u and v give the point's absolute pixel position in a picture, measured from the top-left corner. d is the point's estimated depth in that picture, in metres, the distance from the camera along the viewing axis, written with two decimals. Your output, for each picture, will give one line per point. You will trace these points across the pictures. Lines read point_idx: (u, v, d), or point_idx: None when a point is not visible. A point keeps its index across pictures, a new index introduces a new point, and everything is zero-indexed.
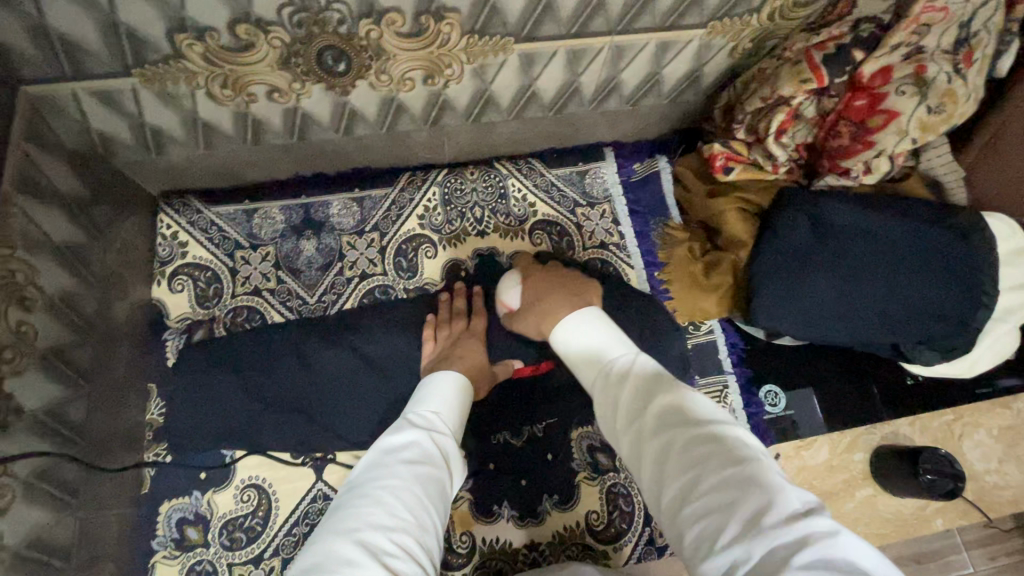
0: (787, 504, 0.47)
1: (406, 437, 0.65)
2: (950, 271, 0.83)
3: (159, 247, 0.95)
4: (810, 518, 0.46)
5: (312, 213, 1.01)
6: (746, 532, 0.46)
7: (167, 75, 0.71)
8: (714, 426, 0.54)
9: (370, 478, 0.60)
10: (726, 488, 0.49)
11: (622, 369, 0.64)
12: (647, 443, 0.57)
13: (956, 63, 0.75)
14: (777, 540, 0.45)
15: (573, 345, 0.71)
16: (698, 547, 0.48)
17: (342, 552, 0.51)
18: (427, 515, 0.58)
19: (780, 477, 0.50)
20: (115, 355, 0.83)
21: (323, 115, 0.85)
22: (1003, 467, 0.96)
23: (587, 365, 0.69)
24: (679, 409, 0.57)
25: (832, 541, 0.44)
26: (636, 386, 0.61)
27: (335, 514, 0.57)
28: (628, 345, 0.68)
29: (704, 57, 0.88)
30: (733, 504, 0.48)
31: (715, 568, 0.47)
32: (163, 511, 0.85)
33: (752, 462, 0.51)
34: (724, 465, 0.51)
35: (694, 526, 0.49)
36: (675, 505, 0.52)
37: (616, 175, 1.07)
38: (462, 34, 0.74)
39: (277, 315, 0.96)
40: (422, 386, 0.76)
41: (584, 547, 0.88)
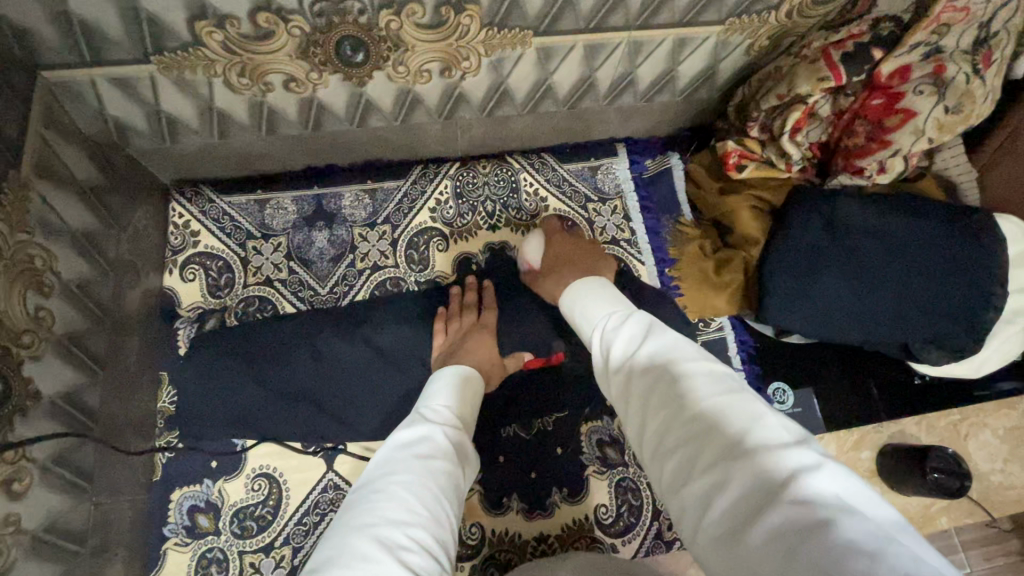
0: (770, 435, 0.44)
1: (417, 433, 0.65)
2: (962, 270, 0.84)
3: (171, 236, 0.95)
4: (793, 447, 0.43)
5: (324, 204, 1.01)
6: (722, 462, 0.44)
7: (186, 62, 0.71)
8: (698, 364, 0.52)
9: (383, 474, 0.60)
10: (704, 419, 0.47)
11: (615, 324, 0.65)
12: (632, 386, 0.56)
13: (975, 64, 0.75)
14: (755, 469, 0.42)
15: (576, 308, 0.74)
16: (678, 481, 0.47)
17: (358, 548, 0.51)
18: (441, 508, 0.58)
19: (764, 409, 0.47)
20: (129, 343, 0.83)
21: (338, 106, 0.85)
22: (1008, 468, 0.97)
23: (586, 323, 0.70)
24: (663, 352, 0.56)
25: (816, 471, 0.41)
26: (625, 334, 0.61)
27: (349, 511, 0.57)
28: (627, 305, 0.69)
29: (721, 54, 0.88)
30: (709, 434, 0.46)
31: (691, 502, 0.45)
32: (175, 499, 0.85)
33: (733, 394, 0.49)
34: (703, 398, 0.49)
35: (674, 461, 0.48)
36: (657, 447, 0.51)
37: (627, 171, 1.07)
38: (482, 26, 0.74)
39: (288, 305, 0.96)
40: (432, 382, 0.77)
41: (593, 539, 0.88)
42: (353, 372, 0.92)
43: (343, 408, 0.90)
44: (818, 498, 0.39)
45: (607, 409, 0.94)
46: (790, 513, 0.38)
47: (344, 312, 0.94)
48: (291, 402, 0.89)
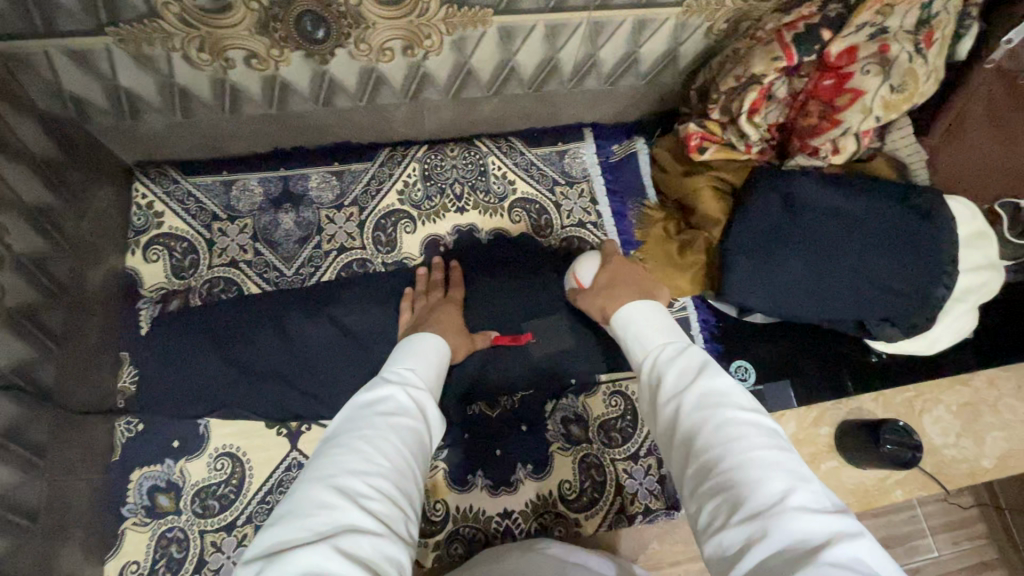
0: (816, 503, 0.48)
1: (381, 392, 0.66)
2: (913, 249, 0.87)
3: (134, 216, 0.94)
4: (834, 516, 0.47)
5: (290, 186, 1.00)
6: (765, 514, 0.47)
7: (143, 35, 0.71)
8: (750, 417, 0.55)
9: (345, 430, 0.61)
10: (749, 470, 0.50)
11: (667, 352, 0.66)
12: (677, 421, 0.59)
13: (918, 43, 0.78)
14: (797, 530, 0.45)
15: (625, 325, 0.74)
16: (714, 521, 0.50)
17: (318, 495, 0.52)
18: (406, 462, 0.59)
19: (806, 471, 0.51)
20: (88, 322, 0.82)
21: (302, 85, 0.86)
22: (961, 442, 1.00)
23: (634, 344, 0.72)
24: (717, 394, 0.58)
25: (853, 540, 0.45)
26: (674, 367, 0.64)
27: (314, 461, 0.57)
28: (678, 331, 0.71)
29: (680, 37, 0.90)
30: (754, 485, 0.49)
31: (727, 544, 0.48)
32: (134, 479, 0.84)
33: (779, 452, 0.52)
34: (750, 450, 0.52)
35: (711, 502, 0.51)
36: (695, 482, 0.54)
37: (594, 156, 1.09)
38: (441, 4, 0.74)
39: (253, 286, 0.95)
40: (400, 346, 0.78)
41: (557, 515, 0.89)
42: (318, 352, 0.92)
43: (308, 387, 0.90)
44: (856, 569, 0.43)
45: (572, 387, 0.95)
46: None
47: (310, 292, 0.94)
48: (255, 382, 0.89)
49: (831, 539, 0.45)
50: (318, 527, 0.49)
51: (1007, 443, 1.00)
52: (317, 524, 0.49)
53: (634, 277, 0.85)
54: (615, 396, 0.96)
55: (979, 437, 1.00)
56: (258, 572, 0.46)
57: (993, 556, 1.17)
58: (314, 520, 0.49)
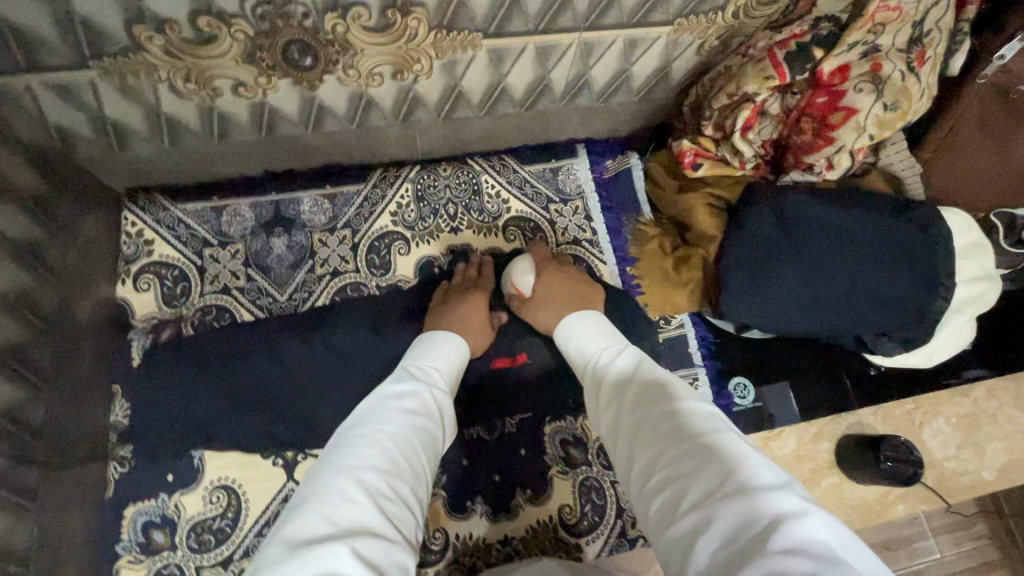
0: (755, 476, 0.48)
1: (408, 389, 0.68)
2: (909, 265, 0.86)
3: (124, 245, 0.93)
4: (779, 492, 0.46)
5: (282, 210, 0.99)
6: (708, 500, 0.47)
7: (127, 67, 0.69)
8: (686, 404, 0.57)
9: (370, 421, 0.62)
10: (693, 458, 0.51)
11: (608, 361, 0.70)
12: (623, 421, 0.61)
13: (910, 62, 0.78)
14: (740, 512, 0.45)
15: (569, 341, 0.79)
16: (664, 516, 0.50)
17: (339, 486, 0.53)
18: (420, 463, 0.61)
19: (751, 452, 0.51)
20: (79, 354, 0.80)
21: (291, 110, 0.85)
22: (961, 454, 1.00)
23: (578, 356, 0.76)
24: (654, 390, 0.60)
25: (799, 517, 0.44)
26: (619, 373, 0.67)
27: (334, 452, 0.59)
28: (619, 339, 0.75)
29: (672, 55, 0.89)
30: (696, 470, 0.50)
31: (678, 536, 0.48)
32: (128, 515, 0.83)
33: (720, 435, 0.52)
34: (692, 437, 0.52)
35: (661, 496, 0.51)
36: (643, 480, 0.55)
37: (588, 171, 1.08)
38: (430, 28, 0.73)
39: (247, 313, 0.94)
40: (422, 341, 0.81)
41: (557, 540, 0.88)
42: (314, 379, 0.91)
43: (304, 415, 0.90)
44: (801, 548, 0.41)
45: (570, 409, 0.94)
46: (780, 558, 0.40)
47: (303, 319, 0.93)
48: (250, 413, 0.88)
49: (775, 517, 0.44)
50: (338, 522, 0.50)
51: (1007, 454, 1.01)
52: (338, 518, 0.50)
53: (573, 287, 0.87)
54: None
55: (979, 448, 1.00)
56: (280, 556, 0.47)
57: (997, 559, 1.17)
58: (335, 513, 0.51)
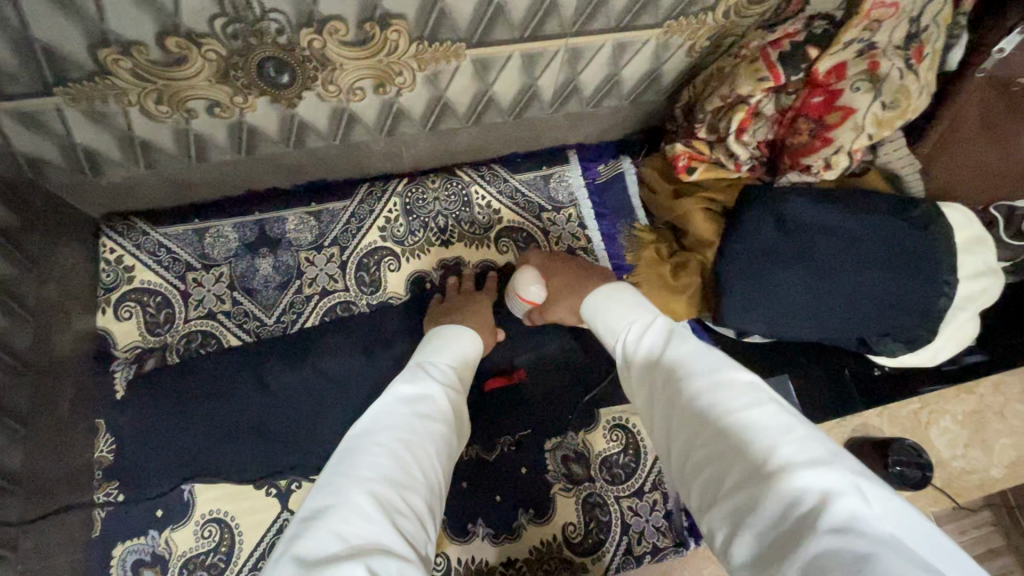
0: (803, 452, 0.42)
1: (420, 390, 0.65)
2: (912, 265, 0.84)
3: (102, 273, 0.90)
4: (828, 469, 0.40)
5: (266, 229, 0.96)
6: (751, 480, 0.42)
7: (94, 92, 0.66)
8: (723, 373, 0.51)
9: (380, 426, 0.59)
10: (733, 434, 0.45)
11: (635, 331, 0.66)
12: (656, 395, 0.56)
13: (908, 59, 0.76)
14: (786, 491, 0.40)
15: (596, 316, 0.75)
16: (705, 497, 0.46)
17: (352, 499, 0.49)
18: (434, 472, 0.57)
19: (795, 422, 0.45)
20: (58, 392, 0.77)
21: (271, 128, 0.81)
22: (969, 452, 0.99)
23: (606, 329, 0.72)
24: (687, 359, 0.55)
25: (853, 498, 0.39)
26: (648, 345, 0.62)
27: (343, 460, 0.55)
28: (647, 308, 0.70)
29: (662, 57, 0.87)
30: (737, 448, 0.45)
31: (721, 517, 0.43)
32: (116, 555, 0.81)
33: (761, 407, 0.47)
34: (731, 410, 0.47)
35: (699, 475, 0.47)
36: (680, 458, 0.50)
37: (580, 178, 1.06)
38: (411, 41, 0.71)
39: (234, 338, 0.91)
40: (432, 340, 0.78)
41: (563, 560, 0.86)
42: (306, 405, 0.88)
43: (296, 443, 0.87)
44: (859, 531, 0.37)
45: (571, 424, 0.92)
46: (833, 546, 0.36)
47: (292, 343, 0.91)
48: (241, 443, 0.86)
49: (826, 497, 0.39)
50: (351, 539, 0.46)
51: (1015, 450, 1.00)
52: (351, 534, 0.46)
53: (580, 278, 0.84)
54: (615, 431, 0.93)
55: (986, 446, 0.99)
56: None
57: (1002, 546, 1.14)
58: (348, 529, 0.47)
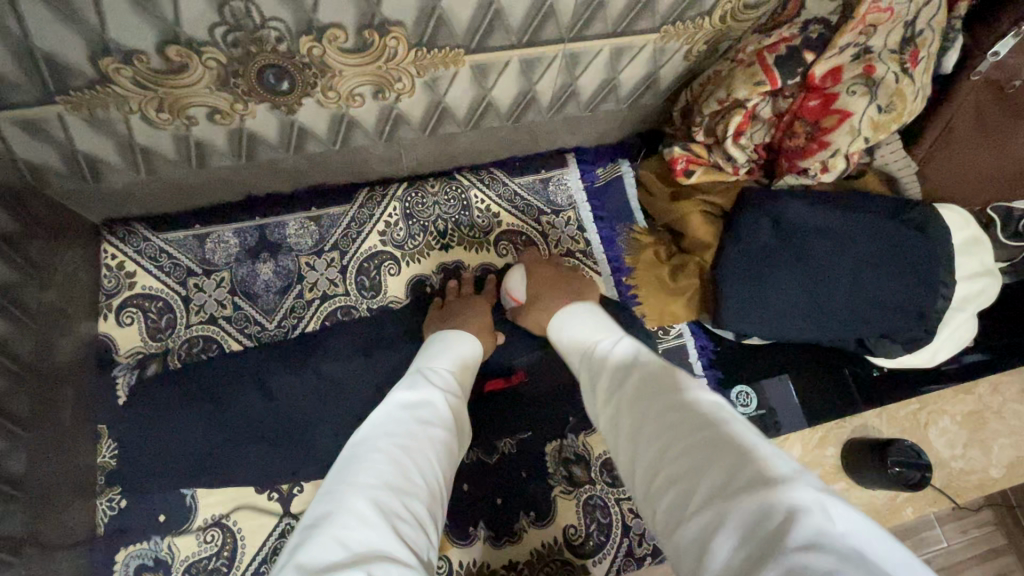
0: (766, 468, 0.42)
1: (421, 397, 0.65)
2: (909, 266, 0.84)
3: (104, 279, 0.90)
4: (792, 484, 0.40)
5: (267, 234, 0.96)
6: (717, 499, 0.42)
7: (96, 100, 0.67)
8: (687, 394, 0.52)
9: (380, 433, 0.59)
10: (698, 452, 0.46)
11: (603, 353, 0.66)
12: (623, 417, 0.56)
13: (903, 63, 0.76)
14: (751, 506, 0.40)
15: (564, 336, 0.75)
16: (672, 517, 0.45)
17: (353, 507, 0.49)
18: (435, 478, 0.58)
19: (758, 440, 0.46)
20: (61, 398, 0.77)
21: (271, 134, 0.82)
22: (968, 452, 0.99)
23: (574, 351, 0.72)
24: (653, 381, 0.56)
25: (818, 512, 0.38)
26: (616, 367, 0.62)
27: (344, 467, 0.55)
28: (614, 331, 0.71)
29: (659, 61, 0.87)
30: (701, 468, 0.45)
31: (688, 540, 0.43)
32: (120, 559, 0.82)
33: (725, 426, 0.47)
34: (696, 429, 0.47)
35: (666, 496, 0.46)
36: (647, 480, 0.50)
37: (579, 180, 1.06)
38: (410, 47, 0.71)
39: (235, 343, 0.92)
40: (433, 345, 0.78)
41: (563, 563, 0.87)
42: (307, 409, 0.89)
43: (298, 447, 0.87)
44: (824, 545, 0.36)
45: (571, 426, 0.92)
46: (798, 560, 0.35)
47: (293, 347, 0.91)
48: (243, 448, 0.86)
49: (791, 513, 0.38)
50: (353, 546, 0.46)
51: (1014, 450, 1.00)
52: (352, 541, 0.47)
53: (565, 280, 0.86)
54: None
55: (985, 446, 1.00)
56: None
57: (1003, 546, 1.14)
58: (350, 537, 0.47)
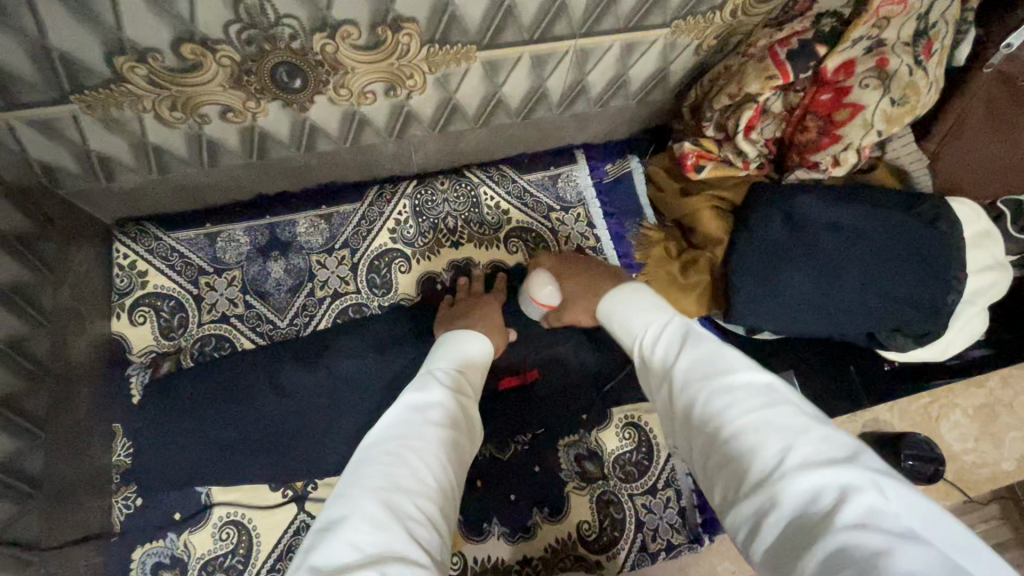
0: (820, 452, 0.43)
1: (430, 397, 0.65)
2: (921, 259, 0.84)
3: (116, 278, 0.90)
4: (847, 467, 0.41)
5: (277, 233, 0.97)
6: (771, 478, 0.43)
7: (110, 100, 0.67)
8: (740, 374, 0.51)
9: (390, 435, 0.59)
10: (751, 434, 0.46)
11: (649, 329, 0.66)
12: (672, 394, 0.56)
13: (917, 55, 0.76)
14: (805, 489, 0.41)
15: (608, 312, 0.75)
16: (727, 495, 0.46)
17: (365, 508, 0.49)
18: (447, 479, 0.57)
19: (812, 422, 0.46)
20: (76, 398, 0.78)
21: (282, 132, 0.82)
22: (980, 446, 0.99)
23: (619, 325, 0.72)
24: (702, 359, 0.55)
25: (872, 494, 0.40)
26: (664, 345, 0.61)
27: (355, 471, 0.56)
28: (662, 304, 0.69)
29: (670, 56, 0.87)
30: (755, 449, 0.45)
31: (740, 517, 0.44)
32: (136, 557, 0.82)
33: (780, 407, 0.47)
34: (748, 411, 0.48)
35: (719, 475, 0.47)
36: (699, 456, 0.51)
37: (588, 177, 1.07)
38: (422, 44, 0.71)
39: (247, 341, 0.92)
40: (439, 346, 0.78)
41: (578, 558, 0.87)
42: (320, 406, 0.89)
43: (311, 445, 0.88)
44: (876, 525, 0.38)
45: (583, 422, 0.92)
46: (850, 541, 0.37)
47: (305, 346, 0.91)
48: (258, 446, 0.86)
49: (846, 495, 0.40)
50: (365, 548, 0.46)
51: None
52: (365, 543, 0.47)
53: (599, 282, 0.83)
54: (627, 429, 0.94)
55: (997, 440, 1.00)
56: None
57: (1012, 540, 1.14)
58: (361, 539, 0.47)
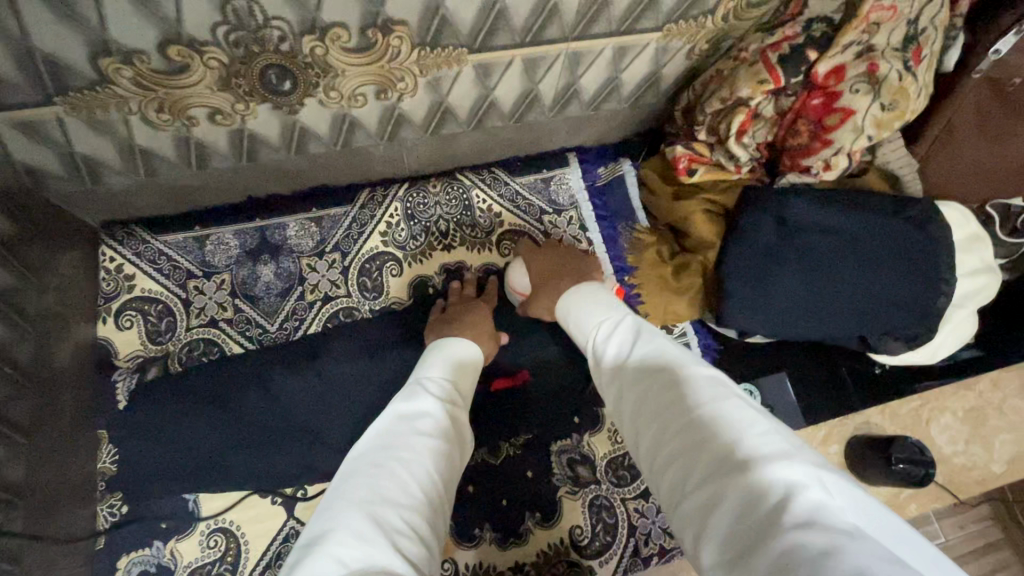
0: (765, 445, 0.42)
1: (417, 407, 0.65)
2: (912, 263, 0.85)
3: (103, 282, 0.89)
4: (790, 460, 0.40)
5: (267, 236, 0.95)
6: (716, 474, 0.42)
7: (96, 101, 0.66)
8: (688, 372, 0.51)
9: (378, 447, 0.58)
10: (698, 431, 0.46)
11: (608, 335, 0.66)
12: (627, 396, 0.56)
13: (907, 60, 0.76)
14: (751, 482, 0.40)
15: (571, 318, 0.75)
16: (678, 493, 0.45)
17: (352, 523, 0.48)
18: (434, 492, 0.56)
19: (758, 417, 0.46)
20: (61, 403, 0.76)
21: (272, 135, 0.81)
22: (970, 449, 1.00)
23: (581, 332, 0.72)
24: (654, 361, 0.55)
25: (816, 487, 0.39)
26: (619, 350, 0.62)
27: (342, 484, 0.55)
28: (622, 310, 0.70)
29: (662, 60, 0.87)
30: (702, 445, 0.45)
31: (691, 515, 0.43)
32: (122, 566, 0.81)
33: (726, 403, 0.47)
34: (695, 408, 0.47)
35: (670, 474, 0.47)
36: (653, 458, 0.50)
37: (580, 180, 1.06)
38: (413, 46, 0.71)
39: (237, 346, 0.91)
40: (427, 356, 0.78)
41: (570, 563, 0.86)
42: (310, 411, 0.88)
43: (301, 451, 0.87)
44: (822, 518, 0.36)
45: (575, 426, 0.92)
46: (793, 536, 0.35)
47: (296, 350, 0.90)
48: (247, 452, 0.85)
49: (790, 487, 0.39)
50: (352, 563, 0.45)
51: (1015, 446, 1.00)
52: (352, 560, 0.45)
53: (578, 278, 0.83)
54: (620, 433, 0.93)
55: (987, 442, 1.00)
56: None
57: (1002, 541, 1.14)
58: (348, 554, 0.46)
